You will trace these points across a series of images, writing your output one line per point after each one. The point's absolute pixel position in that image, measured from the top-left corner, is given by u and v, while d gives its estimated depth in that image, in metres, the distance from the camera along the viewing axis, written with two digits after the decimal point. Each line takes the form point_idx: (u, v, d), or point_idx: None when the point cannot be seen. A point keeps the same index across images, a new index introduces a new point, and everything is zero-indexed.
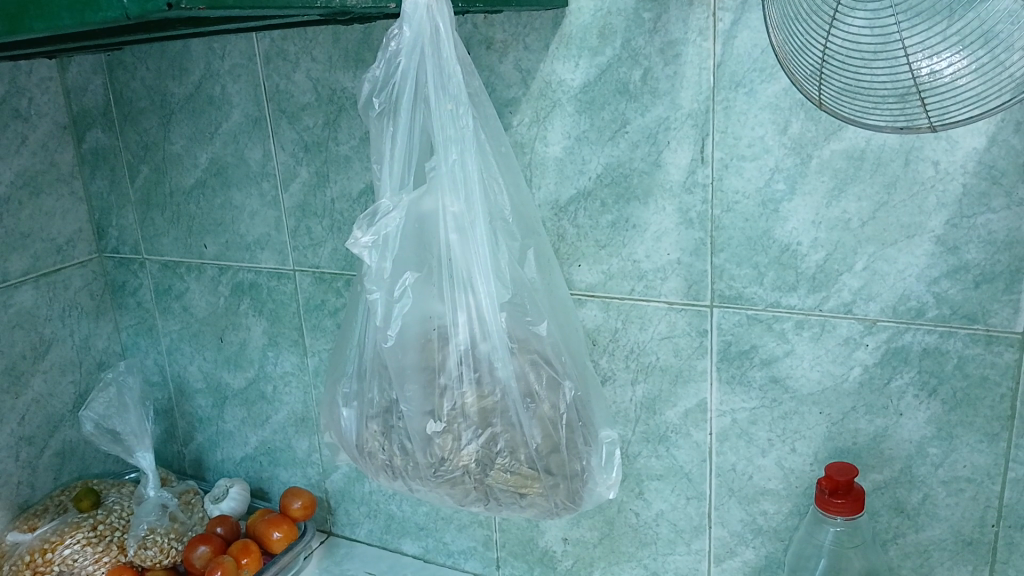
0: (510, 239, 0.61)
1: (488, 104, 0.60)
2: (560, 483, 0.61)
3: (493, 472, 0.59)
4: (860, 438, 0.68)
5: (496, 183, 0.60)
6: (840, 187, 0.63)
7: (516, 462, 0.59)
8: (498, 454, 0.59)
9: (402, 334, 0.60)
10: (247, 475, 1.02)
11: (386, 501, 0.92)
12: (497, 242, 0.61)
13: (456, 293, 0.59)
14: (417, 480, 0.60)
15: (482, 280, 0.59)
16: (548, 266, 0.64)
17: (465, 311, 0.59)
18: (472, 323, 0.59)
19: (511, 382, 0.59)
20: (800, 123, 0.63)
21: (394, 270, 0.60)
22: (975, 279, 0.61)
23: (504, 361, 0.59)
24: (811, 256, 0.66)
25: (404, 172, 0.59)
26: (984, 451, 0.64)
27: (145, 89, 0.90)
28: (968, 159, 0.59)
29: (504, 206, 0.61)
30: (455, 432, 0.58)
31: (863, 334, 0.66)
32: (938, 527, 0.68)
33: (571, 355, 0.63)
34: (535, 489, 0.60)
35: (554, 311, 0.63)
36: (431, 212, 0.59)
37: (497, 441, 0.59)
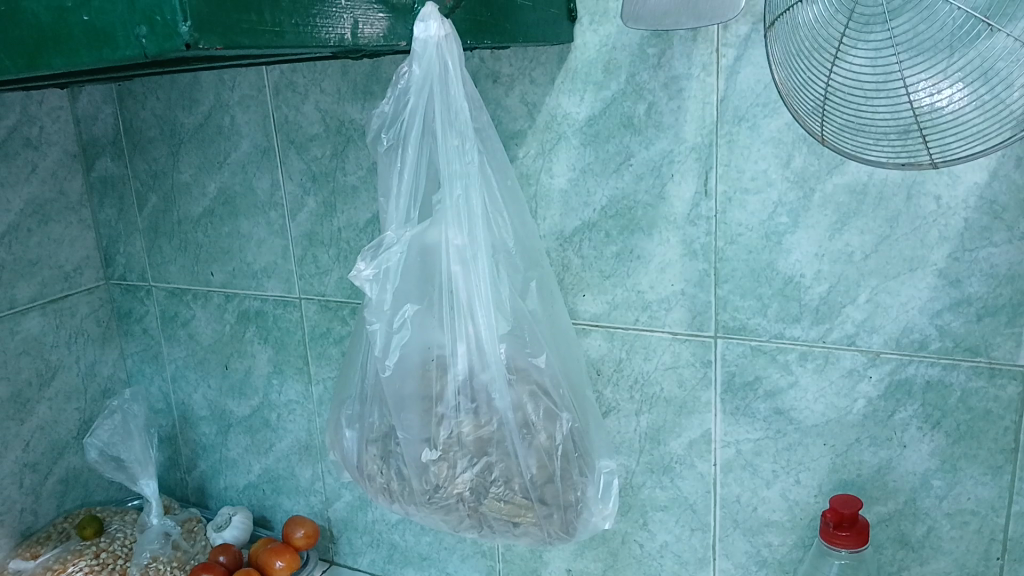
0: (512, 272, 0.62)
1: (495, 139, 0.60)
2: (553, 513, 0.61)
3: (487, 501, 0.59)
4: (864, 470, 0.69)
5: (500, 215, 0.61)
6: (842, 220, 0.64)
7: (510, 492, 0.59)
8: (493, 483, 0.59)
9: (401, 363, 0.60)
10: (249, 503, 1.02)
11: (389, 530, 0.92)
12: (500, 276, 0.61)
13: (456, 322, 0.59)
14: (412, 504, 0.60)
15: (481, 312, 0.59)
16: (548, 299, 0.64)
17: (464, 342, 0.59)
18: (471, 354, 0.59)
19: (508, 414, 0.59)
20: (802, 157, 0.63)
21: (396, 298, 0.60)
22: (977, 312, 0.62)
23: (502, 393, 0.59)
24: (814, 288, 0.66)
25: (410, 205, 0.60)
26: (988, 484, 0.65)
27: (154, 119, 0.91)
28: (969, 194, 0.60)
29: (508, 240, 0.62)
30: (450, 460, 0.59)
31: (866, 366, 0.66)
32: (942, 560, 0.68)
33: (570, 389, 0.63)
34: (528, 518, 0.60)
35: (554, 342, 0.64)
36: (432, 245, 0.59)
37: (492, 470, 0.59)
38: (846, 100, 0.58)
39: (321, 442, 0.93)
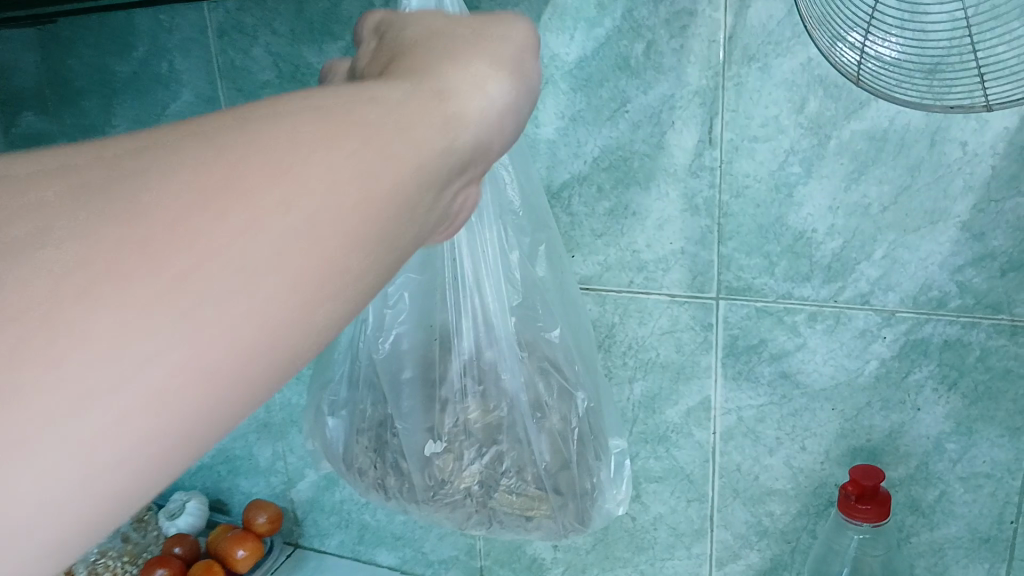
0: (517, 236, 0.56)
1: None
2: (569, 504, 0.56)
3: (497, 495, 0.55)
4: (874, 434, 0.65)
5: (505, 172, 0.54)
6: (860, 170, 0.59)
7: (523, 483, 0.55)
8: (504, 475, 0.55)
9: (399, 343, 0.57)
10: (203, 486, 0.94)
11: (358, 510, 0.86)
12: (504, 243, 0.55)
13: (461, 297, 0.54)
14: (412, 502, 0.56)
15: (490, 284, 0.54)
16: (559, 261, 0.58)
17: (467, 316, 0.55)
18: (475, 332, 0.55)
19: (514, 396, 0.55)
20: (818, 101, 0.58)
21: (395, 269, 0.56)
22: (1001, 267, 0.58)
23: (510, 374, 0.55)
24: (827, 244, 0.61)
25: None
26: (1005, 446, 0.62)
27: (81, 65, 0.81)
28: (998, 141, 0.55)
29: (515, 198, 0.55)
30: (456, 451, 0.54)
31: (880, 326, 0.62)
32: (954, 525, 0.65)
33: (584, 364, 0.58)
34: (542, 511, 0.55)
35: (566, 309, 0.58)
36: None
37: (502, 460, 0.54)
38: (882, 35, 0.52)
39: (280, 419, 0.86)
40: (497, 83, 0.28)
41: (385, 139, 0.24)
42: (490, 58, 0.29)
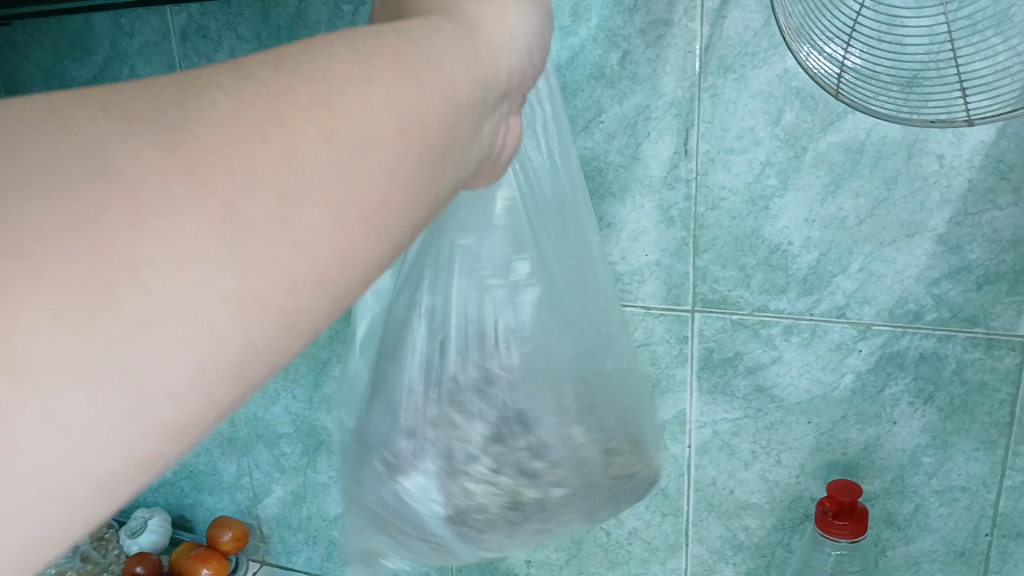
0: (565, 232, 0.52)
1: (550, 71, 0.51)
2: (651, 459, 0.56)
3: (612, 464, 0.52)
4: (850, 448, 0.64)
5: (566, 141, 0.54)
6: (836, 182, 0.58)
7: (625, 442, 0.54)
8: (613, 438, 0.53)
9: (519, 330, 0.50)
10: (166, 502, 0.91)
11: (327, 527, 0.84)
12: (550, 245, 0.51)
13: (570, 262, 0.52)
14: (555, 505, 0.51)
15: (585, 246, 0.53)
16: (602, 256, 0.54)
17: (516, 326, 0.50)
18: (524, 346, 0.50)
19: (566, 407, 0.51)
20: (794, 112, 0.57)
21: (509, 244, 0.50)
22: (977, 280, 0.57)
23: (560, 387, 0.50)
24: (802, 257, 0.61)
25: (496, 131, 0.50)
26: (981, 460, 0.62)
27: (37, 69, 0.78)
28: (974, 153, 0.55)
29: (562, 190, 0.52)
30: (582, 426, 0.51)
31: (856, 339, 0.62)
32: (929, 538, 0.65)
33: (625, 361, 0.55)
34: (642, 466, 0.55)
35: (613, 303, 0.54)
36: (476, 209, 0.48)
37: (609, 423, 0.53)
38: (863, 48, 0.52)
39: (246, 434, 0.84)
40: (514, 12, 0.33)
41: (444, 74, 0.27)
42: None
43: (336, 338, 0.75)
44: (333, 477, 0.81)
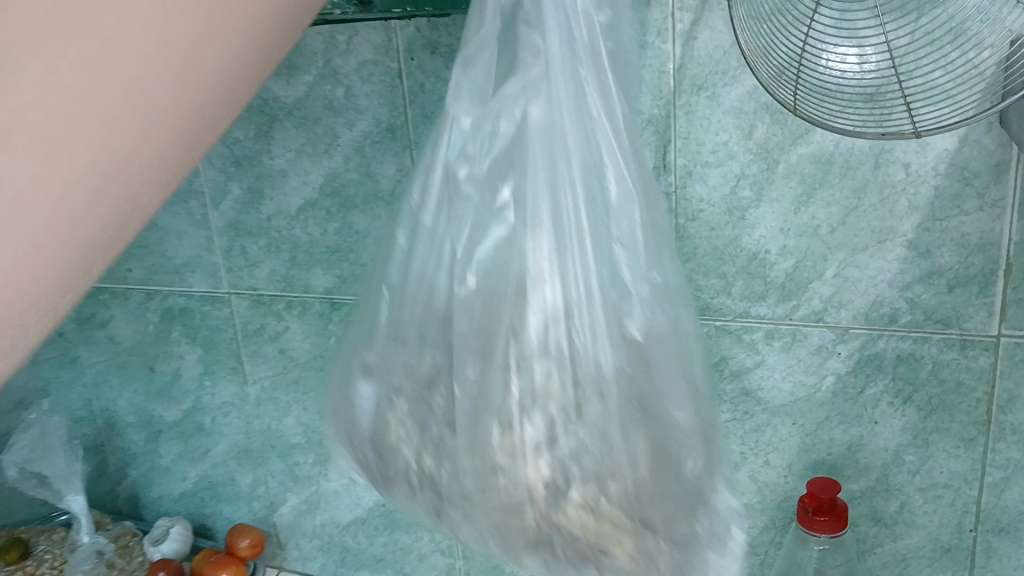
0: (543, 160, 0.44)
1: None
2: (661, 543, 0.43)
3: (565, 511, 0.42)
4: (835, 448, 0.66)
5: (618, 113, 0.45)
6: (808, 192, 0.60)
7: (603, 497, 0.42)
8: (592, 494, 0.42)
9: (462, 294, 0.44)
10: (186, 512, 0.95)
11: (340, 533, 0.87)
12: (543, 160, 0.44)
13: (562, 253, 0.44)
14: (466, 524, 0.44)
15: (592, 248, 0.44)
16: (663, 265, 0.47)
17: (457, 174, 0.45)
18: (457, 228, 0.45)
19: (496, 340, 0.44)
20: (765, 126, 0.60)
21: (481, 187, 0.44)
22: (948, 283, 0.59)
23: (490, 296, 0.44)
24: (780, 264, 0.63)
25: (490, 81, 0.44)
26: (961, 457, 0.63)
27: None
28: (939, 161, 0.57)
29: (592, 130, 0.44)
30: (517, 433, 0.42)
31: (835, 342, 0.64)
32: (916, 536, 0.66)
33: (647, 416, 0.44)
34: (629, 545, 0.42)
35: (650, 306, 0.46)
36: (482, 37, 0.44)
37: (579, 460, 0.42)
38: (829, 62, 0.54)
39: (260, 444, 0.87)
40: None
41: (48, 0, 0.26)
42: None
43: None
44: (344, 485, 0.85)
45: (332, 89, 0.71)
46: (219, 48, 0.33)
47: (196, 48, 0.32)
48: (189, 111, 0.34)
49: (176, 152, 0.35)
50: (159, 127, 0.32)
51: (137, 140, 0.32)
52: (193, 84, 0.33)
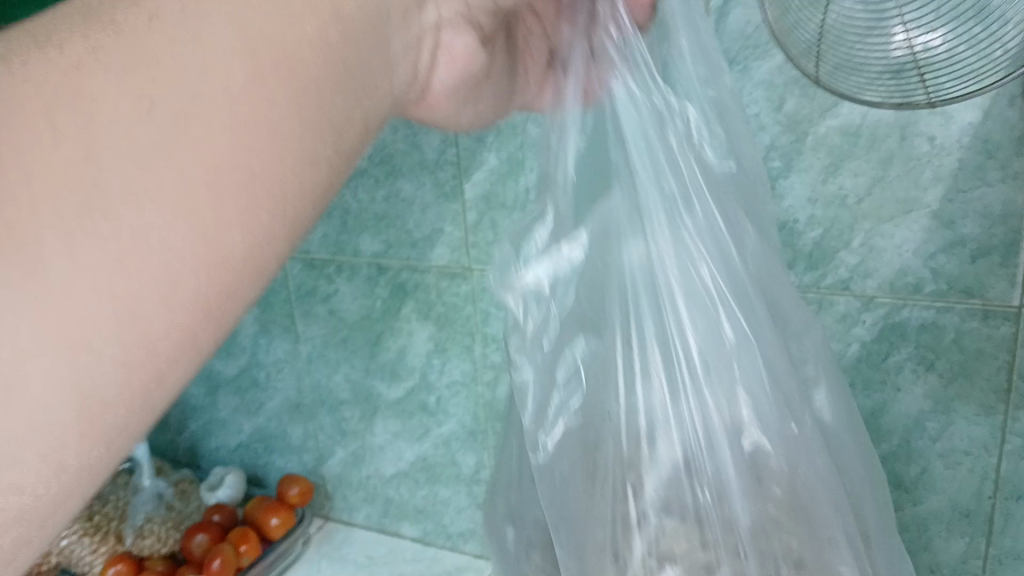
0: (647, 316, 0.37)
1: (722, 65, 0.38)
2: None
3: None
4: (859, 413, 0.69)
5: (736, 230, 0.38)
6: (836, 163, 0.63)
7: None
8: None
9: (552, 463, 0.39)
10: (241, 463, 1.01)
11: (384, 485, 0.92)
12: (633, 302, 0.38)
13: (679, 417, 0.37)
14: None
15: (723, 408, 0.36)
16: (799, 413, 0.37)
17: (545, 348, 0.39)
18: (556, 406, 0.39)
19: (598, 521, 0.38)
20: (795, 99, 0.62)
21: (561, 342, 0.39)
22: (971, 253, 0.61)
23: (587, 475, 0.39)
24: (807, 234, 0.65)
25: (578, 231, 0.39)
26: (982, 424, 0.65)
27: None
28: (963, 134, 0.59)
29: (706, 263, 0.37)
30: None
31: (861, 310, 0.66)
32: (936, 500, 0.69)
33: (799, 571, 0.36)
34: None
35: (796, 459, 0.37)
36: (567, 141, 0.38)
37: None
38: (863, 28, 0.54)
39: (312, 400, 0.93)
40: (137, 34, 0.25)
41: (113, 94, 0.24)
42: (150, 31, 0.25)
43: (389, 312, 0.84)
44: (389, 440, 0.89)
45: None
46: (265, 194, 0.28)
47: (198, 143, 0.25)
48: (178, 264, 0.25)
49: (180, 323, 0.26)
50: (206, 285, 0.26)
51: (87, 253, 0.23)
52: (194, 214, 0.25)
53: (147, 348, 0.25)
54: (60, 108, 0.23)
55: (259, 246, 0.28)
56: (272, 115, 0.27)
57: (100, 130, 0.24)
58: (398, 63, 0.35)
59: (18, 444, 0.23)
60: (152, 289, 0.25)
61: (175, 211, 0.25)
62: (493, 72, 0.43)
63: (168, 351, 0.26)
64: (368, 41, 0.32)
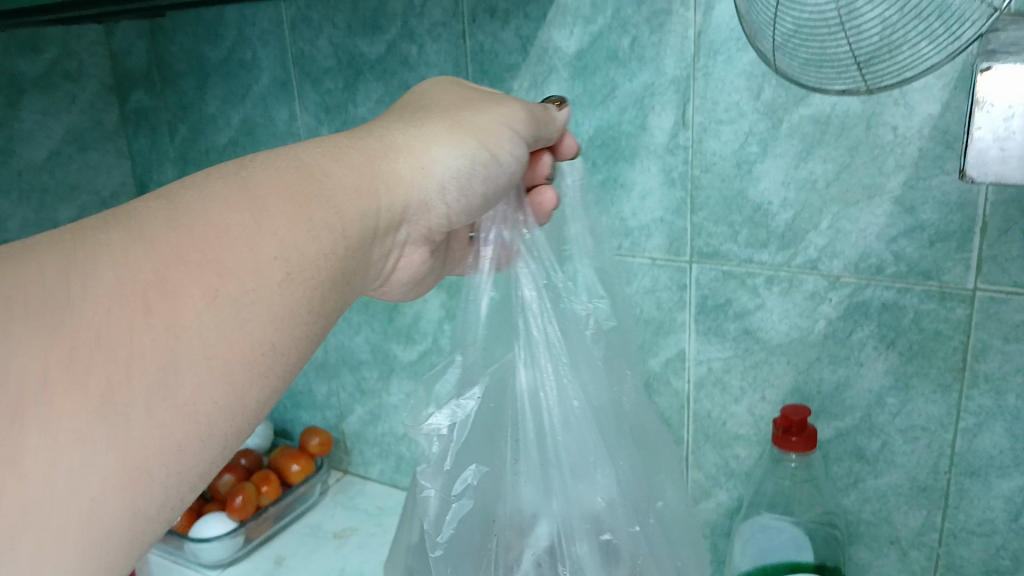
0: (522, 429, 0.56)
1: (611, 265, 0.59)
2: None
3: None
4: (824, 386, 0.74)
5: (594, 374, 0.56)
6: (808, 149, 0.68)
7: None
8: None
9: (452, 540, 0.55)
10: (270, 416, 1.10)
11: (395, 442, 0.99)
12: (521, 415, 0.56)
13: (547, 493, 0.55)
14: None
15: (579, 486, 0.55)
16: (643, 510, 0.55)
17: (448, 463, 0.56)
18: (455, 498, 0.56)
19: (487, 574, 0.54)
20: (772, 89, 0.67)
21: (460, 456, 0.56)
22: (930, 238, 0.65)
23: (476, 540, 0.55)
24: (781, 215, 0.71)
25: (471, 349, 0.57)
26: (938, 402, 0.69)
27: (183, 54, 1.00)
28: (924, 125, 0.63)
29: (570, 397, 0.55)
30: None
31: (827, 289, 0.71)
32: (895, 473, 0.73)
33: None
34: None
35: (630, 523, 0.54)
36: (481, 303, 0.57)
37: None
38: (825, 24, 0.57)
39: (334, 359, 1.00)
40: (257, 234, 0.41)
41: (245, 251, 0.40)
42: (262, 222, 0.41)
43: None
44: (401, 399, 0.96)
45: (408, 47, 0.83)
46: (302, 336, 0.43)
47: (230, 325, 0.39)
48: (203, 406, 0.37)
49: (249, 401, 0.40)
50: (259, 386, 0.40)
51: (152, 392, 0.36)
52: (220, 378, 0.38)
53: (177, 471, 0.37)
54: (147, 296, 0.37)
55: (262, 401, 0.41)
56: (287, 309, 0.41)
57: (172, 310, 0.37)
58: (375, 264, 0.51)
59: (82, 522, 0.34)
60: (188, 422, 0.37)
61: (208, 369, 0.38)
62: (434, 267, 0.60)
63: (193, 475, 0.38)
64: (370, 240, 0.48)
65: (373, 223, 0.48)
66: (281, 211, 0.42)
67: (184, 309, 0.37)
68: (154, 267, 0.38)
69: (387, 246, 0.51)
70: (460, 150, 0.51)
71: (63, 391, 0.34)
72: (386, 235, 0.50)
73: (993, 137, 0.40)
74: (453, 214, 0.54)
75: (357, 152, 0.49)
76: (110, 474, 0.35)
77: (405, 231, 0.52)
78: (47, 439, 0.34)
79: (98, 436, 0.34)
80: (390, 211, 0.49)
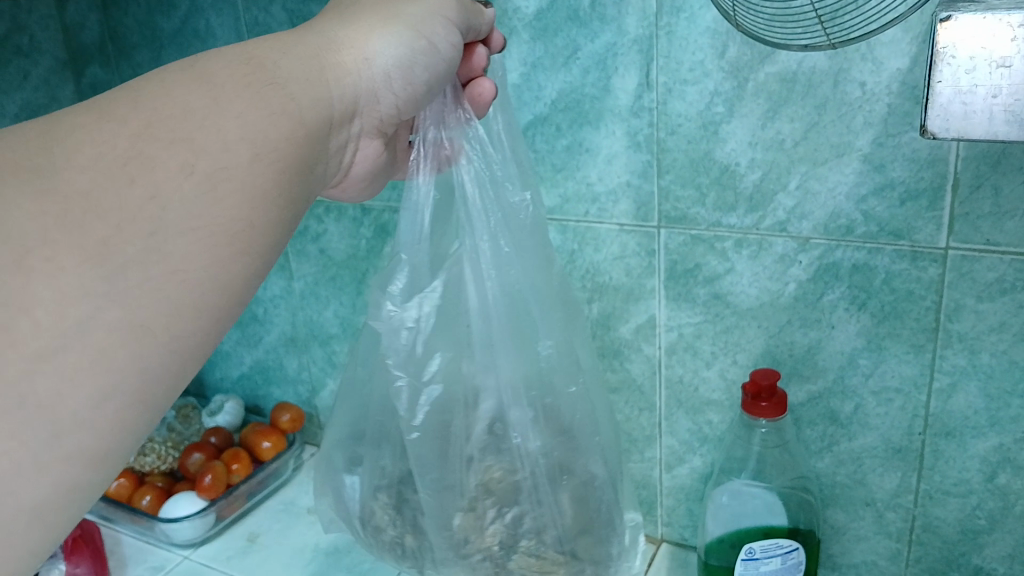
0: (474, 313, 0.61)
1: (527, 156, 0.63)
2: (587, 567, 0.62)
3: (516, 556, 0.61)
4: (796, 349, 0.72)
5: (533, 257, 0.62)
6: (774, 108, 0.66)
7: (542, 545, 0.61)
8: (524, 536, 0.61)
9: (423, 424, 0.61)
10: (243, 392, 1.09)
11: None
12: (474, 304, 0.61)
13: (495, 368, 0.61)
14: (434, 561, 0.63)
15: (523, 360, 0.61)
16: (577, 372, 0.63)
17: (418, 351, 0.61)
18: (419, 385, 0.61)
19: (451, 446, 0.62)
20: (736, 47, 0.65)
21: (424, 347, 0.61)
22: (900, 196, 0.64)
23: (442, 419, 0.61)
24: (748, 176, 0.69)
25: (420, 244, 0.61)
26: (911, 362, 0.68)
27: (138, 24, 0.97)
28: (893, 80, 0.61)
29: (514, 280, 0.61)
30: (478, 511, 0.61)
31: (797, 251, 0.69)
32: (869, 436, 0.72)
33: (563, 464, 0.62)
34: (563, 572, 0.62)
35: (565, 383, 0.62)
36: (424, 205, 0.61)
37: (523, 522, 0.61)
38: None
39: (304, 334, 0.99)
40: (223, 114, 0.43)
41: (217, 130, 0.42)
42: (227, 103, 0.43)
43: (372, 252, 0.88)
44: None
45: None
46: (279, 217, 0.45)
47: (209, 199, 0.41)
48: (193, 271, 0.40)
49: (234, 273, 0.42)
50: (242, 260, 0.42)
51: (143, 254, 0.38)
52: (205, 245, 0.40)
53: (177, 331, 0.40)
54: (129, 167, 0.39)
55: (247, 276, 0.43)
56: (260, 187, 0.43)
57: (154, 180, 0.39)
58: (332, 157, 0.52)
59: (93, 369, 0.37)
60: (184, 286, 0.39)
61: (194, 237, 0.40)
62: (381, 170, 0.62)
63: (192, 338, 0.40)
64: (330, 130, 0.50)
65: (328, 111, 0.49)
66: (240, 93, 0.44)
67: (165, 179, 0.39)
68: (133, 142, 0.40)
69: (344, 137, 0.52)
70: (396, 40, 0.52)
71: (63, 251, 0.36)
72: (340, 126, 0.51)
73: (953, 91, 0.36)
74: (401, 103, 0.55)
75: (300, 41, 0.49)
76: (115, 328, 0.37)
77: (359, 123, 0.53)
78: (53, 291, 0.36)
79: (100, 291, 0.37)
80: (341, 101, 0.50)
